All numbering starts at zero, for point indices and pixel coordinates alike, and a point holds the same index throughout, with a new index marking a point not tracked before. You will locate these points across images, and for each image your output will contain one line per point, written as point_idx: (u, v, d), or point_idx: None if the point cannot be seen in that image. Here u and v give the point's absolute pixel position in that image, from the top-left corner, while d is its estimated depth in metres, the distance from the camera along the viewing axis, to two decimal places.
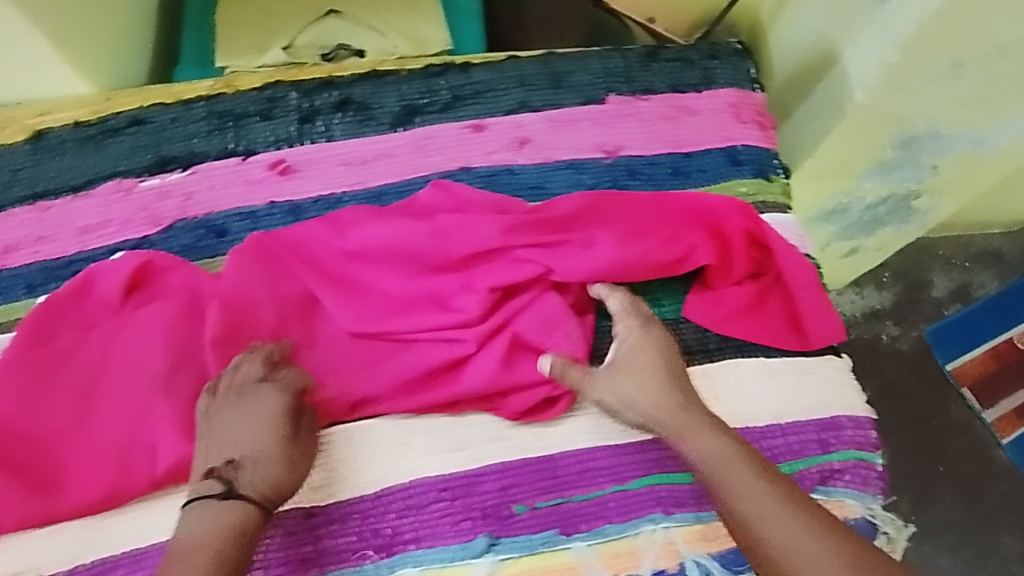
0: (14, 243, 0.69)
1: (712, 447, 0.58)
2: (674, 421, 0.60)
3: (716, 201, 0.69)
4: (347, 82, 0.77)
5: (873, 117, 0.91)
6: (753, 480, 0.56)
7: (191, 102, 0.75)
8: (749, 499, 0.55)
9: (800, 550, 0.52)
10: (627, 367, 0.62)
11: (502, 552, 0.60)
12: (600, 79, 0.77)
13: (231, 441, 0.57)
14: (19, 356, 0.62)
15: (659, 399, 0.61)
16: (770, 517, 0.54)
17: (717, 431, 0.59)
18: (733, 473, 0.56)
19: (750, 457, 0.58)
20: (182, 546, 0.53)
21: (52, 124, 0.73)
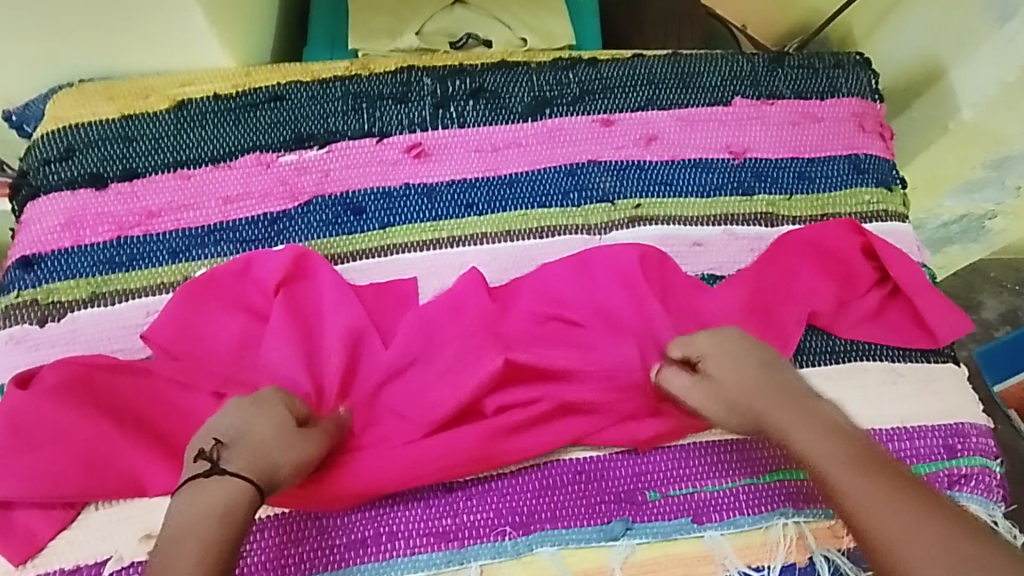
0: (157, 209, 0.71)
1: (814, 439, 0.55)
2: (769, 402, 0.59)
3: (830, 226, 0.72)
4: (480, 71, 0.78)
5: (971, 136, 0.93)
6: (845, 452, 0.54)
7: (328, 82, 0.77)
8: (858, 493, 0.52)
9: (876, 512, 0.51)
10: (716, 365, 0.62)
11: (637, 536, 0.62)
12: (727, 82, 0.80)
13: (219, 423, 0.56)
14: (175, 328, 0.64)
15: (756, 395, 0.60)
16: (881, 512, 0.50)
17: (822, 424, 0.57)
18: (838, 465, 0.54)
19: (856, 448, 0.55)
20: (169, 530, 0.50)
21: (193, 95, 0.75)
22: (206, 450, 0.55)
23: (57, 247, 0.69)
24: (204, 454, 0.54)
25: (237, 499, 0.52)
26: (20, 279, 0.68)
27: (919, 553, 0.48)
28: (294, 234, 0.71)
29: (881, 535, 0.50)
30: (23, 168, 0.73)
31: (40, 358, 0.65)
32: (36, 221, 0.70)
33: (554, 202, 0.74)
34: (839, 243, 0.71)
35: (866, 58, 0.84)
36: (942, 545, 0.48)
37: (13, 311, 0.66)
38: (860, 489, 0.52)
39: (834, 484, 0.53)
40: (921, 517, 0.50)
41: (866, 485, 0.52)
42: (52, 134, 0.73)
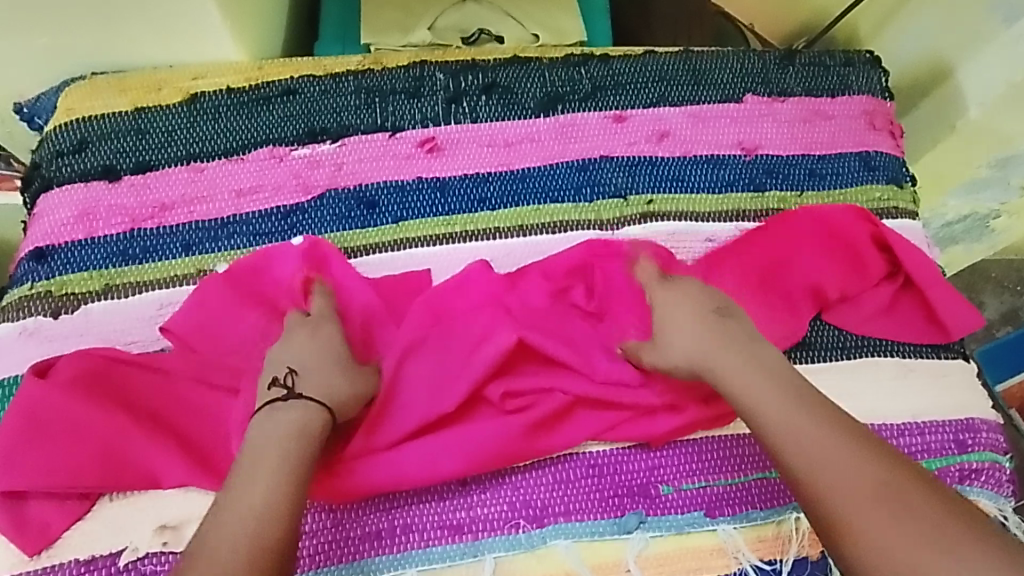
0: (170, 202, 0.71)
1: (760, 389, 0.58)
2: (717, 362, 0.60)
3: (840, 215, 0.72)
4: (493, 66, 0.78)
5: (978, 135, 0.93)
6: (792, 409, 0.56)
7: (340, 76, 0.77)
8: (795, 442, 0.55)
9: (828, 470, 0.54)
10: (671, 315, 0.63)
11: (651, 530, 0.62)
12: (738, 79, 0.80)
13: (292, 351, 0.60)
14: (190, 321, 0.64)
15: (705, 343, 0.61)
16: (820, 458, 0.54)
17: (762, 372, 0.59)
18: (781, 412, 0.56)
19: (795, 394, 0.57)
20: (251, 450, 0.55)
21: (205, 88, 0.75)
22: (280, 376, 0.59)
23: (69, 239, 0.69)
24: (279, 380, 0.58)
25: (312, 422, 0.57)
26: (32, 271, 0.68)
27: (851, 497, 0.52)
28: (307, 228, 0.71)
29: (829, 489, 0.53)
30: (35, 160, 0.73)
31: (53, 350, 0.65)
32: (48, 214, 0.70)
33: (566, 197, 0.74)
34: (856, 237, 0.71)
35: (875, 56, 0.84)
36: (865, 486, 0.52)
37: (25, 303, 0.66)
38: (802, 438, 0.55)
39: (778, 434, 0.56)
40: (850, 456, 0.54)
41: (813, 442, 0.55)
42: (64, 126, 0.73)
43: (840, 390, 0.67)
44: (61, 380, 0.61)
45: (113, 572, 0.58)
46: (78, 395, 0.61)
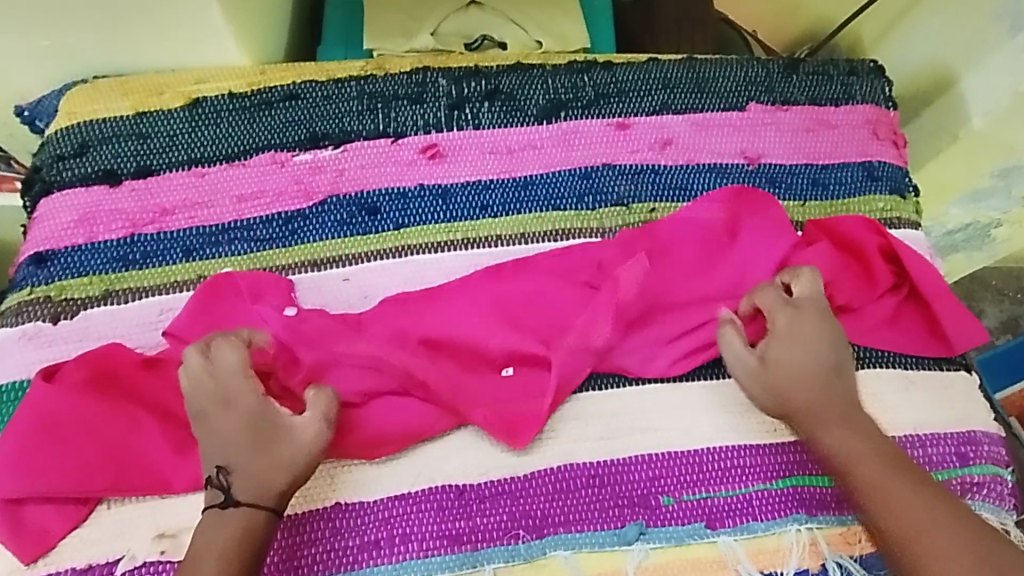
0: (171, 206, 0.70)
1: (847, 442, 0.61)
2: (810, 415, 0.62)
3: (848, 221, 0.72)
4: (496, 72, 0.78)
5: (982, 145, 0.93)
6: (876, 466, 0.59)
7: (343, 81, 0.77)
8: (892, 498, 0.57)
9: (913, 526, 0.56)
10: (783, 361, 0.64)
11: (651, 541, 0.62)
12: (741, 87, 0.80)
13: (216, 447, 0.58)
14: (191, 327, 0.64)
15: (812, 390, 0.63)
16: (915, 514, 0.56)
17: (859, 429, 0.61)
18: (879, 468, 0.59)
19: (889, 452, 0.60)
20: (194, 552, 0.55)
21: (207, 92, 0.75)
22: (213, 477, 0.57)
23: (69, 243, 0.68)
24: (214, 482, 0.57)
25: (249, 523, 0.55)
26: (32, 275, 0.67)
27: (948, 551, 0.54)
28: (309, 234, 0.71)
29: (914, 546, 0.55)
30: (36, 163, 0.72)
31: (52, 355, 0.65)
32: (49, 218, 0.69)
33: (568, 205, 0.74)
34: (864, 244, 0.71)
35: (879, 65, 0.84)
36: (965, 546, 0.54)
37: (25, 308, 0.66)
38: (899, 494, 0.58)
39: (874, 488, 0.58)
40: (946, 516, 0.56)
41: (901, 498, 0.57)
42: (66, 130, 0.73)
43: None
44: (60, 385, 0.61)
45: None
46: (78, 400, 0.61)
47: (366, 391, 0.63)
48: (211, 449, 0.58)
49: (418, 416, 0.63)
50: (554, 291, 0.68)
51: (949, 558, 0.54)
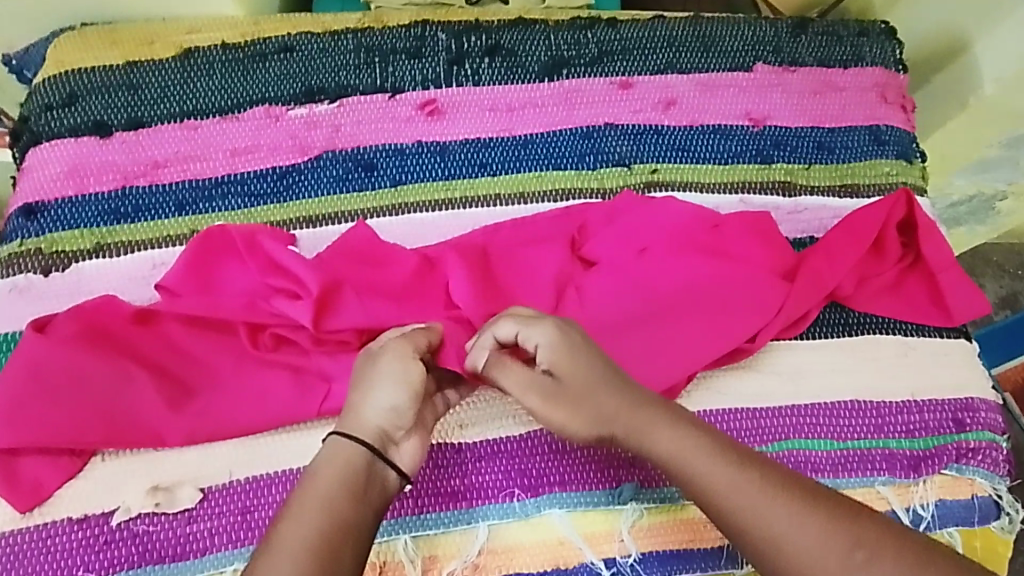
0: (163, 159, 0.69)
1: (681, 442, 0.53)
2: (637, 422, 0.54)
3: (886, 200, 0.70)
4: (496, 28, 0.76)
5: (992, 114, 0.91)
6: (725, 470, 0.52)
7: (340, 34, 0.75)
8: (752, 508, 0.51)
9: (794, 541, 0.49)
10: (570, 387, 0.55)
11: (647, 501, 0.62)
12: (748, 47, 0.78)
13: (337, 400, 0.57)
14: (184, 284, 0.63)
15: (612, 413, 0.55)
16: (759, 511, 0.50)
17: (686, 425, 0.54)
18: (710, 469, 0.52)
19: (719, 447, 0.53)
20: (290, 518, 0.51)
21: (199, 43, 0.73)
22: None
23: (59, 195, 0.67)
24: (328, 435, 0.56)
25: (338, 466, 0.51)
26: (22, 227, 0.66)
27: (805, 548, 0.49)
28: (305, 190, 0.69)
29: (797, 561, 0.49)
30: (23, 113, 0.70)
31: (43, 307, 0.64)
32: (38, 169, 0.68)
33: (568, 164, 0.72)
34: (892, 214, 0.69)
35: (891, 27, 0.82)
36: (848, 542, 0.49)
37: (15, 260, 0.65)
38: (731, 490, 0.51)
39: (710, 493, 0.52)
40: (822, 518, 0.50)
41: (767, 505, 0.50)
42: (54, 79, 0.71)
43: (841, 366, 0.67)
44: (52, 337, 0.60)
45: (105, 531, 0.57)
46: (70, 350, 0.60)
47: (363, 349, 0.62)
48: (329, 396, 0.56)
49: None
50: (553, 252, 0.66)
51: (808, 556, 0.49)
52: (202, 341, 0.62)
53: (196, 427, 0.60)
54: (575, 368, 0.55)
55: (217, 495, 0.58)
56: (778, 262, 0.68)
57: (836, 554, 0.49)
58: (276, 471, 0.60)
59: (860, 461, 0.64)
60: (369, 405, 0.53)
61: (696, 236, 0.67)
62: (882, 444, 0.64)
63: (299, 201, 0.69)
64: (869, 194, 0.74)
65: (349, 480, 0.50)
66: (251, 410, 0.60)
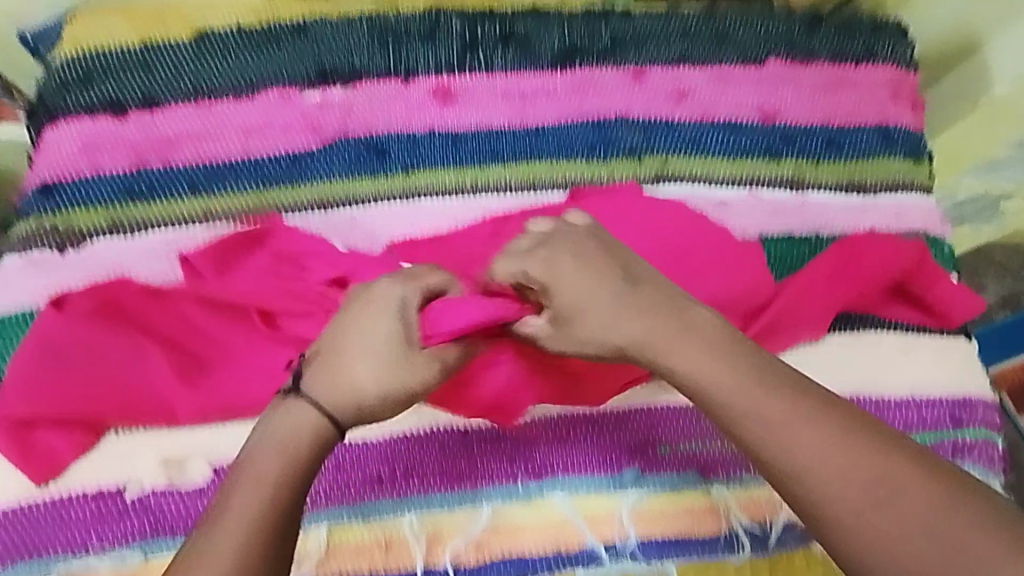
0: (177, 139, 0.70)
1: (702, 364, 0.51)
2: (657, 342, 0.52)
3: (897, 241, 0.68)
4: (511, 15, 0.76)
5: (1001, 115, 0.91)
6: (750, 392, 0.50)
7: (355, 17, 0.75)
8: (777, 435, 0.49)
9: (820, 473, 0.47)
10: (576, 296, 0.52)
11: (648, 487, 0.63)
12: (762, 41, 0.78)
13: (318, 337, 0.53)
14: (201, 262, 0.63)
15: (630, 330, 0.52)
16: (781, 438, 0.49)
17: (709, 346, 0.51)
18: (735, 392, 0.50)
19: (754, 370, 0.51)
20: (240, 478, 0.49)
21: (215, 24, 0.73)
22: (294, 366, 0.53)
23: (75, 174, 0.68)
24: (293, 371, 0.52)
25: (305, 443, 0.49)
26: (39, 204, 0.67)
27: (831, 478, 0.47)
28: (318, 173, 0.70)
29: (823, 492, 0.47)
30: (41, 91, 0.71)
31: (59, 283, 0.65)
32: (55, 146, 0.69)
33: (579, 154, 0.73)
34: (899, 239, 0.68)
35: (904, 25, 0.82)
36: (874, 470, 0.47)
37: (33, 237, 0.66)
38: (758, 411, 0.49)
39: (734, 414, 0.50)
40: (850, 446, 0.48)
41: (792, 429, 0.48)
42: (70, 57, 0.71)
43: (840, 361, 0.68)
44: (67, 310, 0.61)
45: (120, 507, 0.59)
46: (86, 325, 0.61)
47: None
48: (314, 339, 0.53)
49: None
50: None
51: (832, 487, 0.47)
52: (216, 316, 0.62)
53: (208, 403, 0.61)
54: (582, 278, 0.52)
55: (227, 470, 0.60)
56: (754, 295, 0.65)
57: (860, 490, 0.47)
58: None
59: None
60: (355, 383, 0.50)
61: (666, 267, 0.64)
62: None
63: (312, 185, 0.69)
64: (876, 192, 0.75)
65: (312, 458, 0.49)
66: (261, 390, 0.61)
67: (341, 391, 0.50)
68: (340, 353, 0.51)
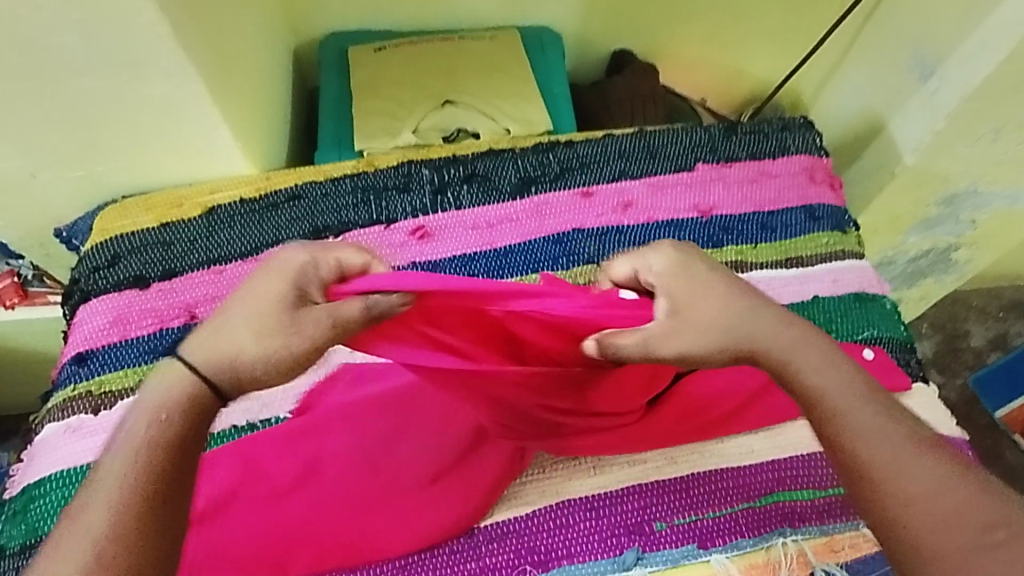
0: (194, 301, 0.80)
1: (831, 379, 0.57)
2: (790, 354, 0.58)
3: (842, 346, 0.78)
4: (471, 159, 0.89)
5: (919, 179, 1.02)
6: (871, 417, 0.55)
7: (339, 179, 0.88)
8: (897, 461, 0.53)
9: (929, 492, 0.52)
10: (695, 316, 0.58)
11: (650, 565, 0.66)
12: (689, 150, 0.91)
13: (227, 310, 0.59)
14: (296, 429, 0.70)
15: (754, 332, 0.59)
16: (900, 462, 0.53)
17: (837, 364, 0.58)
18: (848, 412, 0.56)
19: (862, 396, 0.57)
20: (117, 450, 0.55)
21: (221, 200, 0.85)
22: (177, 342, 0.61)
23: (105, 343, 0.77)
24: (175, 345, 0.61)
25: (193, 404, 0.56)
26: (74, 373, 0.76)
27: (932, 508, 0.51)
28: None
29: (930, 517, 0.51)
30: (75, 276, 0.82)
31: (92, 443, 0.72)
32: (87, 322, 0.78)
33: (545, 266, 0.83)
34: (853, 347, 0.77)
35: (810, 120, 0.95)
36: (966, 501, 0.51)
37: (69, 404, 0.74)
38: (874, 429, 0.55)
39: (836, 417, 0.56)
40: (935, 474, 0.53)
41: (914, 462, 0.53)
42: (100, 245, 0.83)
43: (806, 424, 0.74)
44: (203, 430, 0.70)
45: None
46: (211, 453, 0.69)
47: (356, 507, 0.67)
48: (227, 314, 0.59)
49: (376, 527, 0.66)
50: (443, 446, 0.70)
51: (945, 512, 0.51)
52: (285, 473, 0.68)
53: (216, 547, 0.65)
54: (705, 303, 0.59)
55: None
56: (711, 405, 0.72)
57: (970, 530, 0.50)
58: None
59: (843, 507, 0.70)
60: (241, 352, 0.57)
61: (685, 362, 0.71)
62: None
63: None
64: (813, 263, 0.84)
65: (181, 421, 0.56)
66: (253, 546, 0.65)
67: (217, 358, 0.57)
68: (244, 312, 0.58)
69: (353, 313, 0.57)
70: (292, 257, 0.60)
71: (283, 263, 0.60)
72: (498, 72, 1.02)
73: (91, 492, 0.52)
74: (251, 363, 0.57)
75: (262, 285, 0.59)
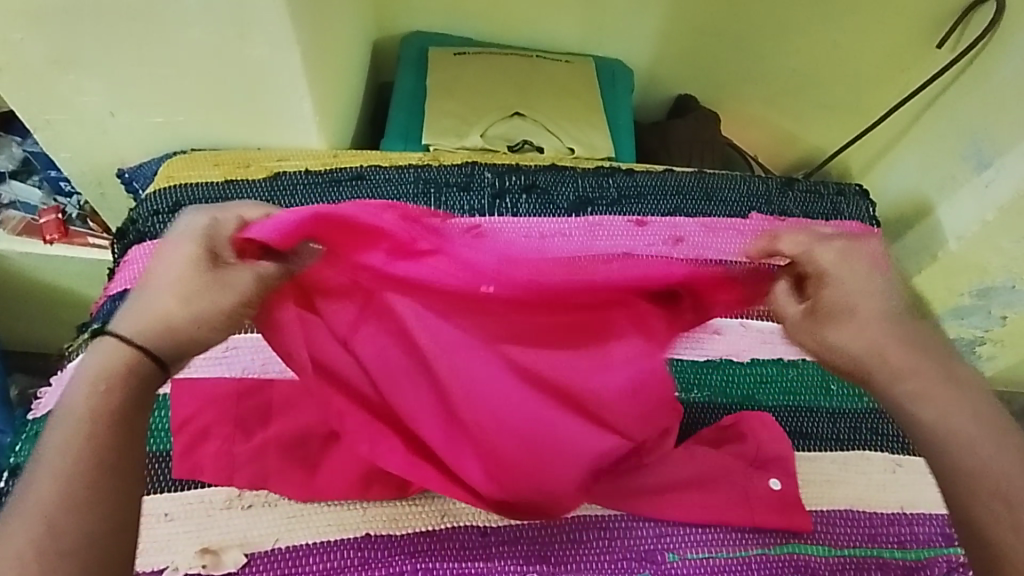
0: None
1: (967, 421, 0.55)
2: (932, 386, 0.55)
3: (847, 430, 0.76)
4: (533, 171, 0.91)
5: (960, 268, 1.02)
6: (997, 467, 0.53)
7: (403, 168, 0.90)
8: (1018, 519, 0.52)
9: None
10: (854, 324, 0.55)
11: None
12: (744, 198, 0.92)
13: (150, 283, 0.55)
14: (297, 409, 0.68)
15: (901, 358, 0.55)
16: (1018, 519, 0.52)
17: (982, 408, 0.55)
18: None
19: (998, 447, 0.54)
20: (60, 421, 0.51)
21: (288, 168, 0.88)
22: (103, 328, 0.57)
23: None
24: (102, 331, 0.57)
25: (150, 379, 0.53)
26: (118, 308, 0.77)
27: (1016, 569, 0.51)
28: None
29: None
30: (133, 216, 0.84)
31: None
32: (137, 262, 0.80)
33: None
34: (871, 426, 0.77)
35: (865, 190, 0.98)
36: None
37: None
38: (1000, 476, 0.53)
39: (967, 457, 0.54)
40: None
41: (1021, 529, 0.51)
42: (164, 190, 0.85)
43: (831, 479, 0.74)
44: (211, 398, 0.69)
45: None
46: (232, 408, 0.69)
47: (376, 482, 0.68)
48: (146, 292, 0.54)
49: (370, 507, 0.68)
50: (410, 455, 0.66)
51: None
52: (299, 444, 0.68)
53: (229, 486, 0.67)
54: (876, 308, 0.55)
55: (262, 558, 0.65)
56: (754, 450, 0.72)
57: None
58: (315, 541, 0.66)
59: (856, 568, 0.69)
60: (172, 318, 0.53)
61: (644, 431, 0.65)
62: (876, 552, 0.71)
63: None
64: None
65: (140, 393, 0.53)
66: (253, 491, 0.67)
67: (150, 328, 0.53)
68: (164, 280, 0.54)
69: (267, 270, 0.55)
70: (195, 216, 0.56)
71: (183, 226, 0.56)
72: (567, 94, 1.05)
73: (33, 470, 0.50)
74: (182, 326, 0.53)
75: (170, 248, 0.55)
